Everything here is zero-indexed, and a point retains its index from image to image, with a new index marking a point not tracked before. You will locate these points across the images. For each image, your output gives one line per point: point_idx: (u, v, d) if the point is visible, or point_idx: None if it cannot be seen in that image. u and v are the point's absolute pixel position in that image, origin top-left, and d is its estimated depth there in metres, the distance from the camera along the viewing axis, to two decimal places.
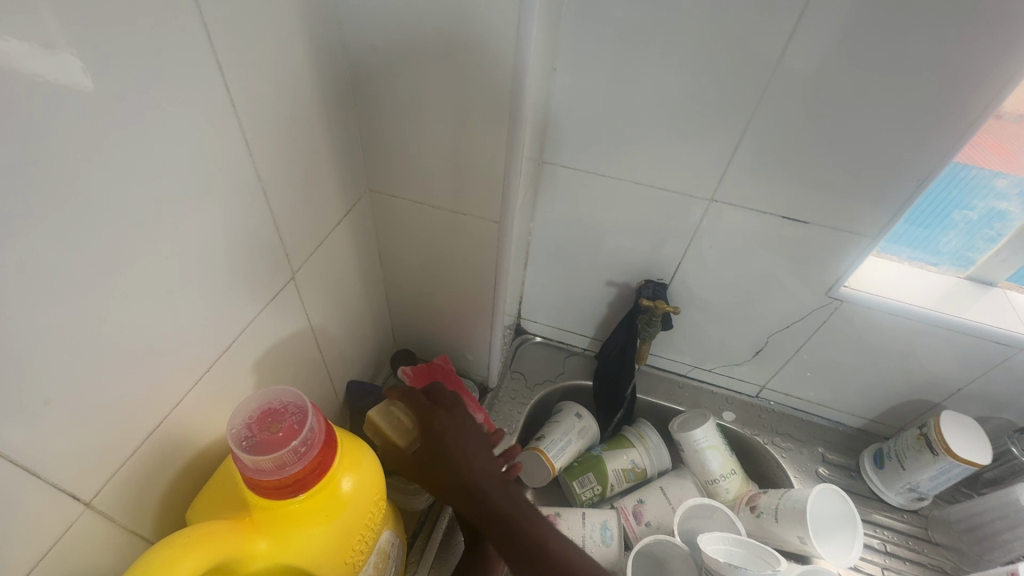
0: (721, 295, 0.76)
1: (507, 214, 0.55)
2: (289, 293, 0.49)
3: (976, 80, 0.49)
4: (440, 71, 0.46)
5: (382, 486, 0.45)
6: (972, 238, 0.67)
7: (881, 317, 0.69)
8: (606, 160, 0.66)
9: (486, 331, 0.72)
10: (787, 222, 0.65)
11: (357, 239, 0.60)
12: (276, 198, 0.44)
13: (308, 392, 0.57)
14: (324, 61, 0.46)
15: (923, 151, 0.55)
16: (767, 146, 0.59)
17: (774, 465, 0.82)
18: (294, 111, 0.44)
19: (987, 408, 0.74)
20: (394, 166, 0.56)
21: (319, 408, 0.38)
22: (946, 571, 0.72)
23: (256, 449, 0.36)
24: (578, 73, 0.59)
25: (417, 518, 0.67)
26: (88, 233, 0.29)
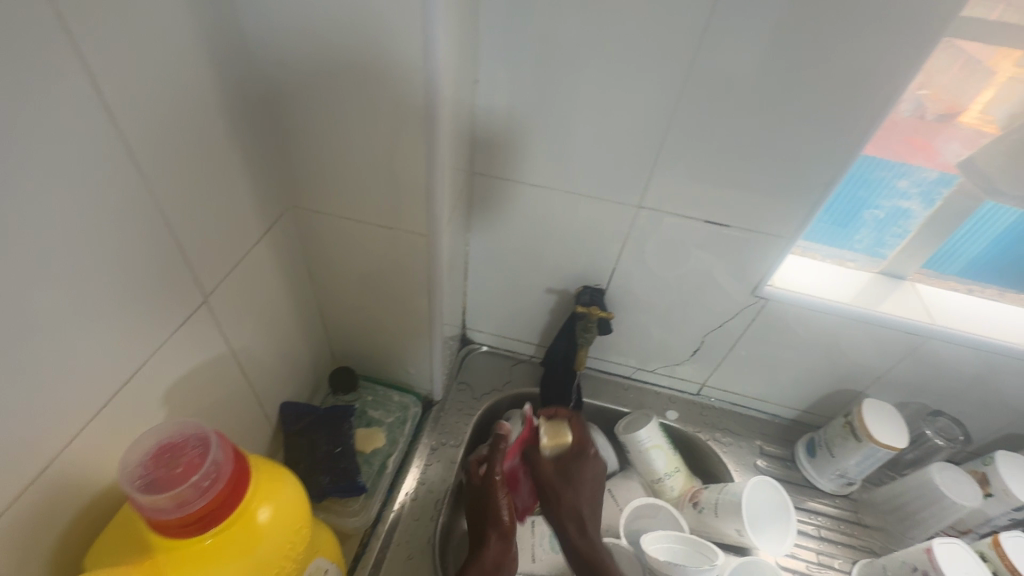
0: (657, 298, 0.78)
1: (434, 226, 0.55)
2: (203, 317, 0.47)
3: (869, 89, 0.52)
4: (352, 85, 0.46)
5: (306, 513, 0.43)
6: (882, 234, 0.71)
7: (804, 313, 0.73)
8: (536, 170, 0.67)
9: (426, 343, 0.71)
10: (711, 226, 0.67)
11: (281, 256, 0.58)
12: (180, 219, 0.42)
13: (234, 418, 0.55)
14: (232, 75, 0.44)
15: (828, 155, 0.58)
16: (687, 153, 0.61)
17: (716, 460, 0.84)
18: (199, 127, 0.42)
19: (904, 394, 0.78)
20: (316, 181, 0.54)
21: (222, 438, 0.37)
22: (875, 551, 0.75)
23: (153, 488, 0.34)
24: (502, 85, 0.60)
25: (360, 539, 0.66)
26: None
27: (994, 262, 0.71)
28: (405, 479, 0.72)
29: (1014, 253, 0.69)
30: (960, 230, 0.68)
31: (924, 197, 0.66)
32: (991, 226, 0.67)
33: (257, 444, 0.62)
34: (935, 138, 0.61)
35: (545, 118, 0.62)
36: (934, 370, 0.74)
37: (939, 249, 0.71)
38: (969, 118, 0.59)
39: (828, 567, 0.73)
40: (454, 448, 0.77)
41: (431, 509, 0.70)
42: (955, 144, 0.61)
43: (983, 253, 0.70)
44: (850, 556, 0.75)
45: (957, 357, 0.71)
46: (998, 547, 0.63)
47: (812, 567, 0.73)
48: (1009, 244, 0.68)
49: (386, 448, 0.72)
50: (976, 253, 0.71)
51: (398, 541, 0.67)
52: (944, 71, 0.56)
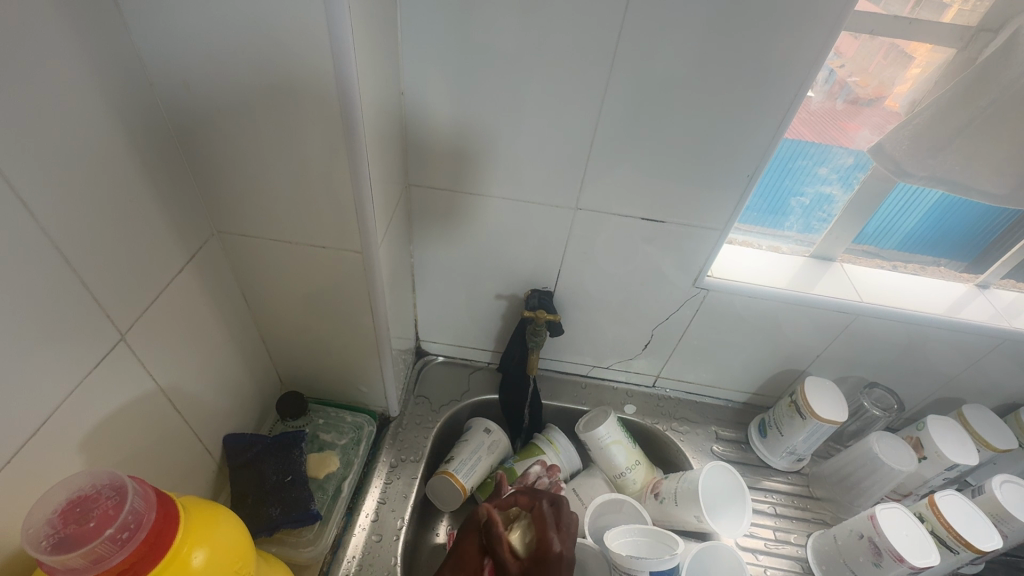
0: (604, 295, 0.79)
1: (368, 241, 0.54)
2: (122, 356, 0.44)
3: (780, 82, 0.54)
4: (266, 104, 0.44)
5: (247, 551, 0.42)
6: (810, 219, 0.75)
7: (744, 300, 0.75)
8: (472, 178, 0.67)
9: (375, 360, 0.70)
10: (647, 222, 0.68)
11: (211, 284, 0.56)
12: (85, 255, 0.40)
13: (168, 458, 0.52)
14: (132, 99, 0.42)
15: (750, 148, 0.60)
16: (617, 153, 0.62)
17: (675, 450, 0.86)
18: (97, 157, 0.40)
19: (842, 370, 0.82)
20: (240, 204, 0.52)
21: (140, 484, 0.35)
22: (827, 522, 0.79)
23: (64, 546, 0.32)
24: (429, 95, 0.59)
25: (321, 567, 0.64)
26: None
27: (925, 234, 0.75)
28: (364, 501, 0.70)
29: (942, 224, 0.74)
30: (883, 209, 0.73)
31: (843, 181, 0.70)
32: (918, 202, 0.71)
33: (199, 482, 0.59)
34: (848, 123, 0.65)
35: (475, 126, 0.62)
36: (866, 344, 0.78)
37: (863, 230, 0.75)
38: (891, 102, 0.62)
39: (785, 542, 0.76)
40: (413, 464, 0.76)
41: (393, 528, 0.69)
42: (865, 130, 0.65)
43: (916, 227, 0.75)
44: (804, 529, 0.78)
45: (886, 331, 0.76)
46: (933, 506, 0.67)
47: (770, 544, 0.75)
48: (936, 218, 0.73)
49: (341, 470, 0.70)
50: (911, 227, 0.75)
51: (361, 565, 0.65)
52: (869, 58, 0.60)
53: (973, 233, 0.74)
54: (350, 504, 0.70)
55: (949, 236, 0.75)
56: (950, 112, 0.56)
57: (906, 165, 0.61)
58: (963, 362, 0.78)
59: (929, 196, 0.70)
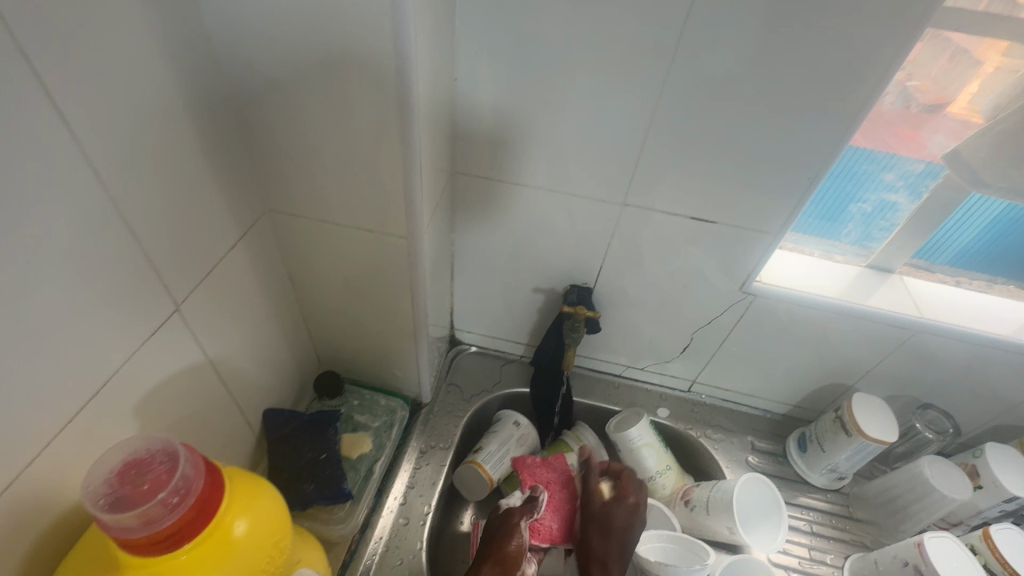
0: (644, 295, 0.77)
1: (414, 228, 0.54)
2: (176, 327, 0.46)
3: (853, 81, 0.51)
4: (324, 87, 0.45)
5: (285, 525, 0.43)
6: (869, 227, 0.71)
7: (792, 308, 0.72)
8: (518, 168, 0.66)
9: (412, 346, 0.70)
10: (695, 222, 0.66)
11: (259, 261, 0.57)
12: (147, 227, 0.41)
13: (212, 428, 0.54)
14: (196, 76, 0.43)
15: (812, 150, 0.57)
16: (670, 149, 0.60)
17: (707, 457, 0.84)
18: (161, 132, 0.41)
19: (893, 388, 0.78)
20: (291, 185, 0.53)
21: (191, 451, 0.36)
22: (867, 545, 0.75)
23: (119, 506, 0.33)
24: (480, 83, 0.59)
25: (348, 547, 0.65)
26: None
27: (980, 251, 0.70)
28: (393, 484, 0.71)
29: (1002, 242, 0.68)
30: (948, 223, 0.68)
31: (910, 190, 0.66)
32: (980, 217, 0.67)
33: (239, 453, 0.61)
34: (920, 129, 0.61)
35: (524, 115, 0.61)
36: (923, 363, 0.74)
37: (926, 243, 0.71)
38: (957, 108, 0.59)
39: (820, 562, 0.73)
40: (442, 451, 0.77)
41: (420, 513, 0.69)
42: (939, 136, 0.61)
43: (971, 244, 0.70)
44: (841, 551, 0.75)
45: (945, 350, 0.71)
46: (988, 539, 0.63)
47: (804, 563, 0.73)
48: (995, 235, 0.68)
49: (373, 452, 0.71)
50: (965, 244, 0.70)
51: (387, 547, 0.66)
52: (946, 60, 0.55)
53: None
54: (379, 486, 0.71)
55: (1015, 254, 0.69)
56: None
57: None
58: None
59: (998, 204, 0.65)
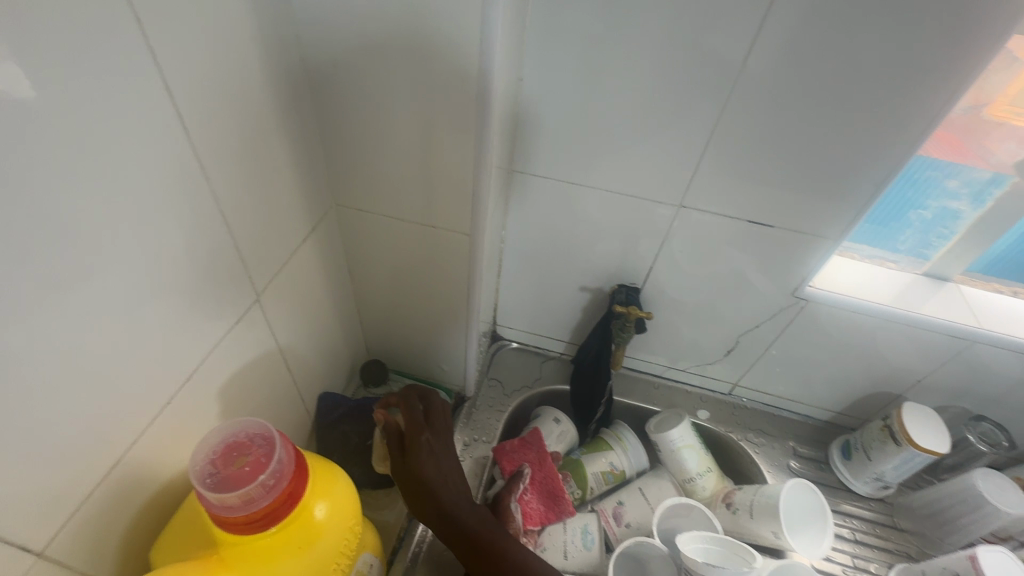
0: (692, 297, 0.77)
1: (477, 225, 0.55)
2: (255, 315, 0.47)
3: (931, 86, 0.51)
4: (404, 84, 0.46)
5: (357, 511, 0.44)
6: (927, 235, 0.70)
7: (844, 315, 0.72)
8: (575, 167, 0.66)
9: (462, 340, 0.72)
10: (751, 225, 0.66)
11: (324, 254, 0.59)
12: (236, 219, 0.42)
13: (278, 414, 0.56)
14: (285, 74, 0.44)
15: (880, 155, 0.56)
16: (733, 152, 0.60)
17: (748, 461, 0.84)
18: (253, 127, 0.42)
19: (944, 398, 0.77)
20: (360, 180, 0.54)
21: (284, 437, 0.37)
22: (911, 556, 0.74)
23: (221, 486, 0.35)
24: (545, 81, 0.59)
25: (397, 533, 0.63)
26: (39, 274, 0.28)
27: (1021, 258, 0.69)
28: None
29: None
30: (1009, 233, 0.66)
31: (974, 197, 0.64)
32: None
33: (298, 439, 0.62)
34: (990, 135, 0.59)
35: (587, 115, 0.61)
36: (977, 374, 0.72)
37: (985, 251, 0.69)
38: (999, 111, 0.58)
39: (864, 571, 0.73)
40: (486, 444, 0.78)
41: None
42: (1010, 144, 0.59)
43: (1011, 249, 0.69)
44: (885, 560, 0.74)
45: (1002, 362, 0.70)
46: None
47: (848, 571, 0.72)
48: None
49: None
50: (1004, 250, 0.69)
51: None
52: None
53: None
54: None
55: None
56: None
57: None
58: None
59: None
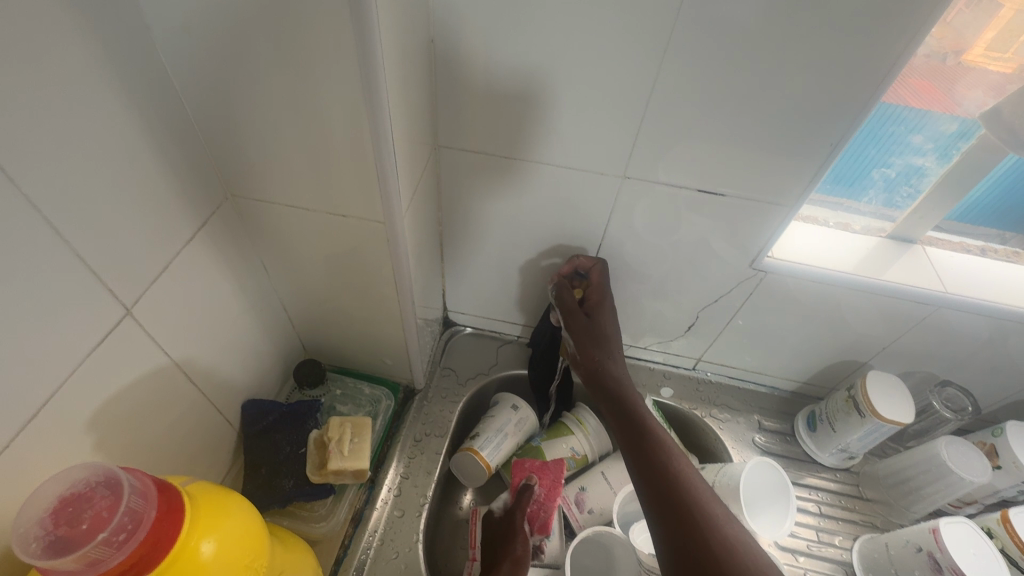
0: (646, 272, 0.72)
1: (392, 211, 0.49)
2: (131, 331, 0.41)
3: (886, 34, 0.45)
4: (276, 52, 0.39)
5: (259, 541, 0.40)
6: (891, 195, 0.65)
7: (805, 284, 0.67)
8: (508, 138, 0.60)
9: (400, 334, 0.66)
10: (702, 194, 0.61)
11: (225, 251, 0.52)
12: (83, 226, 0.36)
13: (185, 432, 0.50)
14: (128, 45, 0.37)
15: (835, 112, 0.51)
16: (677, 113, 0.54)
17: (713, 438, 0.81)
18: (89, 115, 0.35)
19: (909, 364, 0.74)
20: (252, 167, 0.48)
21: (136, 481, 0.33)
22: (876, 526, 0.73)
23: (56, 550, 0.30)
24: (462, 44, 0.53)
25: (341, 541, 0.62)
26: None
27: (1002, 209, 0.65)
28: (386, 475, 0.69)
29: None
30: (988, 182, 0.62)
31: (939, 152, 0.60)
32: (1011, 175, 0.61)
33: (219, 453, 0.57)
34: (957, 84, 0.55)
35: (512, 79, 0.55)
36: (943, 338, 0.70)
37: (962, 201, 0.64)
38: (970, 57, 0.53)
39: (828, 544, 0.71)
40: (438, 439, 0.74)
41: (415, 505, 0.67)
42: (978, 92, 0.55)
43: (994, 201, 0.64)
44: (850, 532, 0.72)
45: (968, 325, 0.67)
46: (1006, 523, 0.61)
47: (813, 546, 0.70)
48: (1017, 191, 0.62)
49: None
50: (986, 201, 0.64)
51: (382, 540, 0.64)
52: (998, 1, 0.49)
53: None
54: (372, 477, 0.68)
55: None
56: None
57: None
58: None
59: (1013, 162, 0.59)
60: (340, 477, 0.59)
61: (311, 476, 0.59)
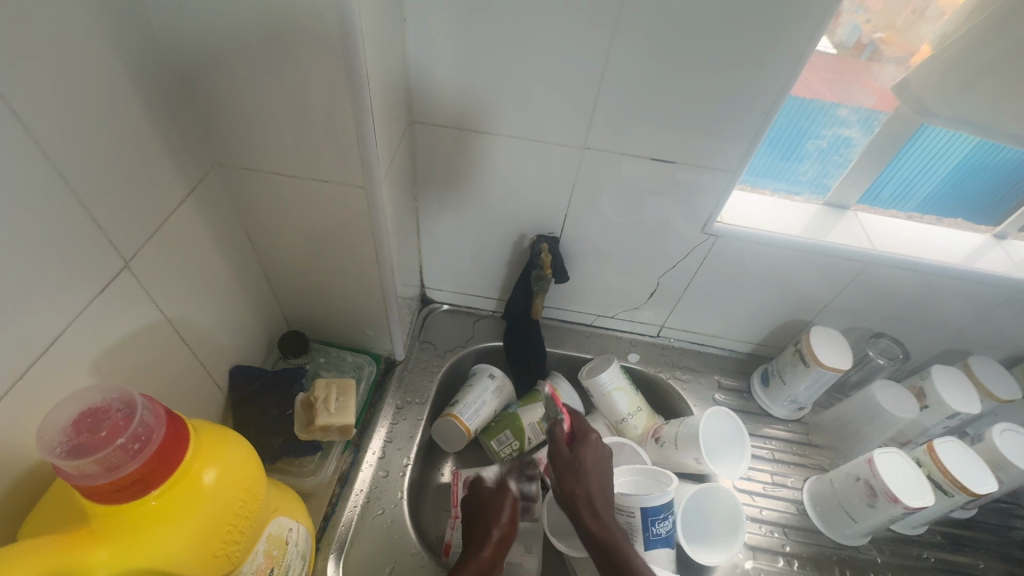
0: (611, 243, 0.78)
1: (372, 176, 0.53)
2: (129, 284, 0.44)
3: (804, 15, 0.52)
4: (264, 26, 0.43)
5: (256, 471, 0.43)
6: (825, 164, 0.72)
7: (753, 247, 0.74)
8: (478, 114, 0.65)
9: (381, 305, 0.70)
10: (657, 163, 0.66)
11: (213, 218, 0.55)
12: (85, 181, 0.39)
13: (178, 390, 0.53)
14: (124, 16, 0.40)
15: (768, 84, 0.57)
16: (629, 88, 0.60)
17: (677, 398, 0.87)
18: (92, 77, 0.38)
19: (849, 320, 0.82)
20: (237, 135, 0.51)
21: (150, 401, 0.36)
22: (824, 468, 0.80)
23: (77, 455, 0.33)
24: (436, 27, 0.57)
25: (329, 499, 0.66)
26: None
27: (945, 196, 0.73)
28: (371, 440, 0.72)
29: (965, 185, 0.72)
30: (937, 172, 0.71)
31: (863, 124, 0.67)
32: (955, 164, 0.69)
33: (209, 414, 0.60)
34: (867, 67, 0.63)
35: (480, 59, 0.59)
36: (876, 294, 0.77)
37: (914, 186, 0.73)
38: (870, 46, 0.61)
39: (781, 486, 0.78)
40: (419, 406, 0.78)
41: (399, 465, 0.71)
42: (889, 67, 0.62)
43: (937, 188, 0.73)
44: (801, 474, 0.79)
45: (896, 281, 0.74)
46: (932, 452, 0.68)
47: (767, 488, 0.77)
48: (959, 178, 0.71)
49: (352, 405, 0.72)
50: (931, 189, 0.73)
51: (369, 498, 0.68)
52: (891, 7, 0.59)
53: (997, 191, 0.72)
54: (356, 441, 0.72)
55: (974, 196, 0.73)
56: (985, 43, 0.53)
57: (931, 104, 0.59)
58: (971, 313, 0.77)
59: (1009, 151, 0.67)
60: (326, 433, 0.63)
61: (299, 434, 0.63)
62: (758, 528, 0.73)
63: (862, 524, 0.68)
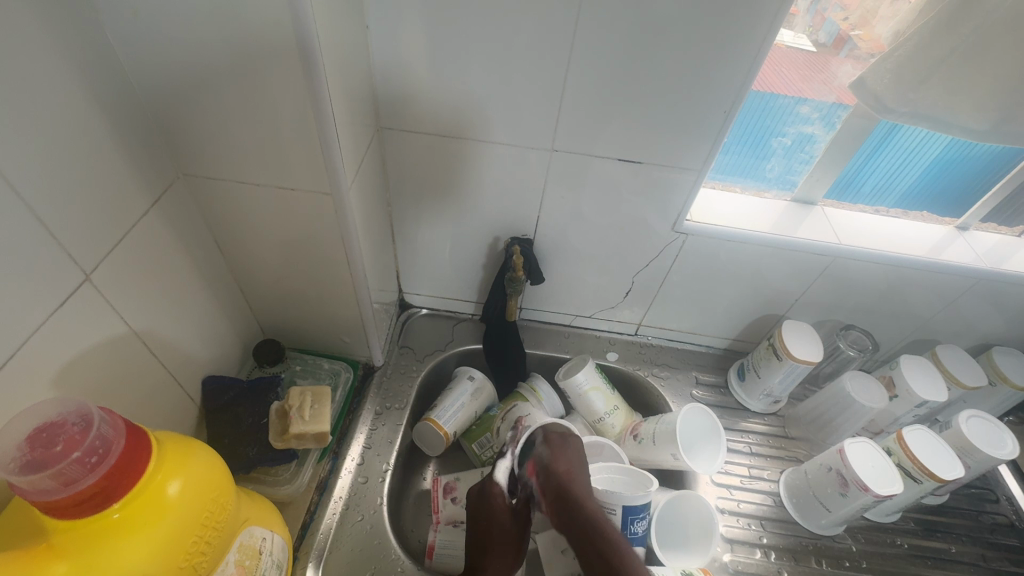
0: (584, 243, 0.78)
1: (338, 183, 0.53)
2: (90, 296, 0.44)
3: (759, 16, 0.53)
4: (221, 36, 0.43)
5: (223, 481, 0.43)
6: (791, 161, 0.74)
7: (723, 244, 0.75)
8: (446, 119, 0.65)
9: (356, 311, 0.70)
10: (625, 163, 0.67)
11: (179, 229, 0.55)
12: (40, 193, 0.39)
13: (147, 401, 0.53)
14: (78, 28, 0.40)
15: (727, 84, 0.59)
16: (594, 89, 0.60)
17: (656, 395, 0.88)
18: (45, 90, 0.38)
19: (820, 313, 0.83)
20: (201, 145, 0.51)
21: (108, 413, 0.36)
22: (800, 459, 0.81)
23: (32, 471, 0.33)
24: (399, 33, 0.58)
25: (307, 507, 0.66)
26: None
27: (921, 190, 0.75)
28: (349, 447, 0.72)
29: (940, 180, 0.73)
30: (919, 163, 0.71)
31: (825, 121, 0.69)
32: (932, 158, 0.71)
33: (182, 425, 0.60)
34: (828, 64, 0.64)
35: (445, 64, 0.60)
36: (845, 287, 0.79)
37: (893, 176, 0.73)
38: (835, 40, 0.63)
39: (759, 478, 0.79)
40: (398, 411, 0.78)
41: (378, 471, 0.71)
42: (848, 64, 0.63)
43: (914, 181, 0.74)
44: (778, 466, 0.80)
45: (864, 273, 0.76)
46: (902, 440, 0.69)
47: (744, 481, 0.78)
48: (935, 172, 0.72)
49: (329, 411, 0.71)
50: (909, 183, 0.74)
51: (348, 505, 0.67)
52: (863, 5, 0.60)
53: (968, 186, 0.74)
54: (335, 449, 0.71)
55: (949, 191, 0.75)
56: (935, 40, 0.55)
57: (887, 100, 0.60)
58: (937, 302, 0.79)
59: (981, 147, 0.69)
60: (302, 441, 0.63)
61: (274, 442, 0.63)
62: (736, 521, 0.74)
63: (836, 513, 0.70)
